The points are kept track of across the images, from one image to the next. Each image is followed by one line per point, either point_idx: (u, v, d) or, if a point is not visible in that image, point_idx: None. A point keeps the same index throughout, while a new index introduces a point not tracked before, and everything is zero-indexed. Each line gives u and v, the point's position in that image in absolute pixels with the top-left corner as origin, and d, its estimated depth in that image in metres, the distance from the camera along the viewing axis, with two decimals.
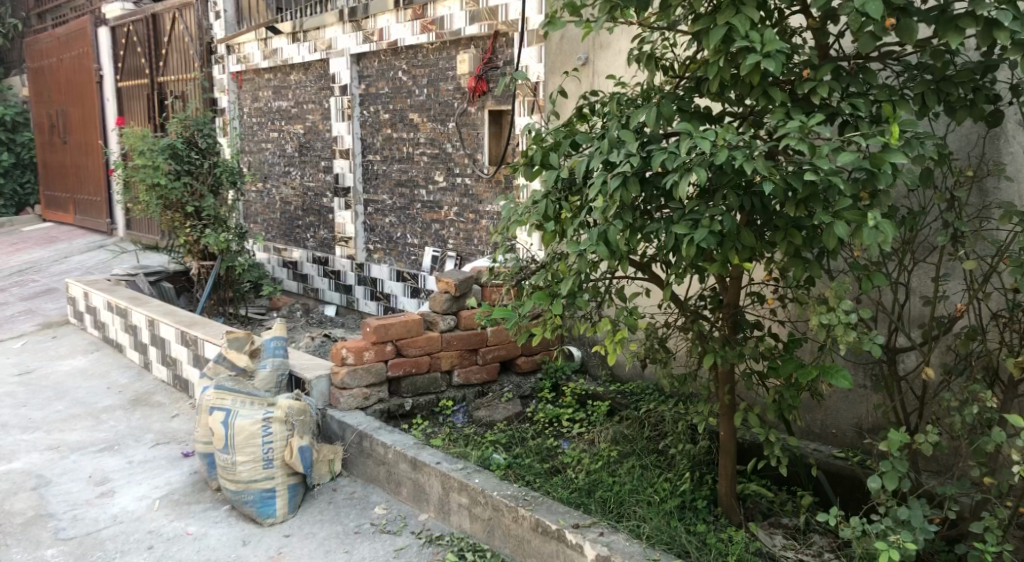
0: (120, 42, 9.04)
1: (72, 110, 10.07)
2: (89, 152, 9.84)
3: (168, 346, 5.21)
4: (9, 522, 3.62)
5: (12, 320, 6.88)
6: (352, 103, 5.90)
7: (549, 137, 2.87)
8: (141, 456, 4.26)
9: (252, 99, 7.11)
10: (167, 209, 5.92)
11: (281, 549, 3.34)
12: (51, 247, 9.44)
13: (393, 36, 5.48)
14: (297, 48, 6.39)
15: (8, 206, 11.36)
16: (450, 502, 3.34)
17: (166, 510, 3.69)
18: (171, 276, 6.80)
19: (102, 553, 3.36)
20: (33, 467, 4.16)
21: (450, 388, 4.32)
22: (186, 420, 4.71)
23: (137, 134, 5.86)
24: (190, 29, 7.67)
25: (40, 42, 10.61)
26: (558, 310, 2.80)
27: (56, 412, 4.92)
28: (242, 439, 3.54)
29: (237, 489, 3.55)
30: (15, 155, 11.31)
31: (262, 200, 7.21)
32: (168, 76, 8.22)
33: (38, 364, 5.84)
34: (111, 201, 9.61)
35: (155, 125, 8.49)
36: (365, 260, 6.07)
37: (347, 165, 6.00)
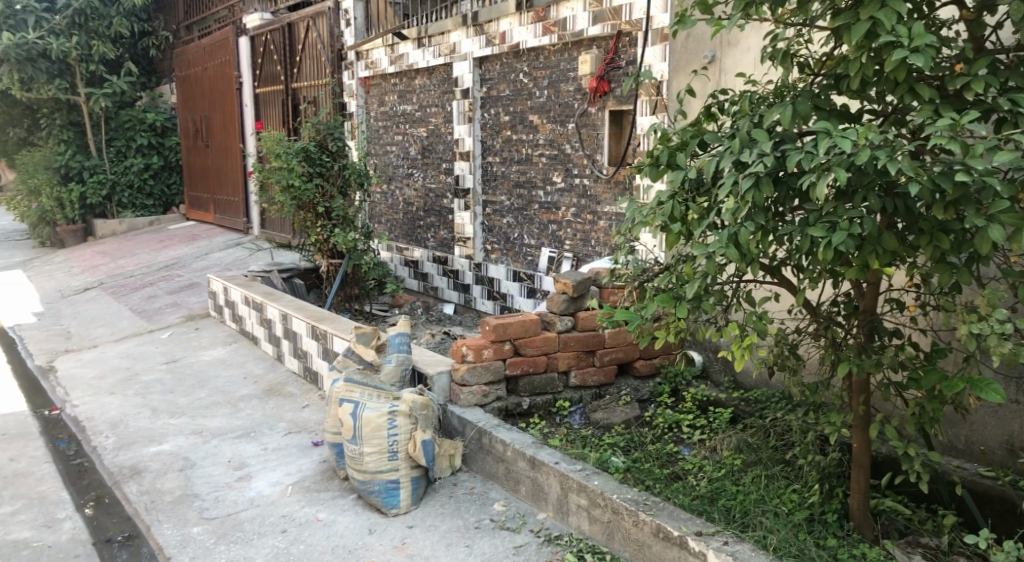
0: (258, 51, 9.52)
1: (215, 115, 10.70)
2: (229, 155, 10.42)
3: (299, 339, 5.45)
4: (160, 500, 3.88)
5: (161, 312, 7.39)
6: (474, 105, 6.00)
7: (675, 136, 2.84)
8: (275, 444, 4.48)
9: (378, 103, 7.34)
10: (300, 209, 6.22)
11: (405, 540, 3.43)
12: (194, 245, 10.05)
13: (516, 38, 5.53)
14: (421, 53, 6.54)
15: (157, 206, 12.28)
16: (570, 503, 3.35)
17: (298, 496, 3.87)
18: (302, 273, 7.13)
19: (241, 534, 3.55)
20: (179, 450, 4.45)
21: (567, 389, 4.33)
22: (316, 411, 4.93)
23: (274, 137, 6.17)
24: (323, 37, 8.00)
25: (189, 52, 11.34)
26: (684, 313, 2.76)
27: (199, 399, 5.25)
28: (369, 431, 3.65)
29: (364, 479, 3.67)
30: (164, 158, 12.27)
31: (386, 201, 7.43)
32: (301, 82, 8.62)
33: (182, 353, 6.24)
34: (247, 202, 10.12)
35: (289, 129, 8.92)
36: (482, 260, 6.16)
37: (467, 166, 6.11)
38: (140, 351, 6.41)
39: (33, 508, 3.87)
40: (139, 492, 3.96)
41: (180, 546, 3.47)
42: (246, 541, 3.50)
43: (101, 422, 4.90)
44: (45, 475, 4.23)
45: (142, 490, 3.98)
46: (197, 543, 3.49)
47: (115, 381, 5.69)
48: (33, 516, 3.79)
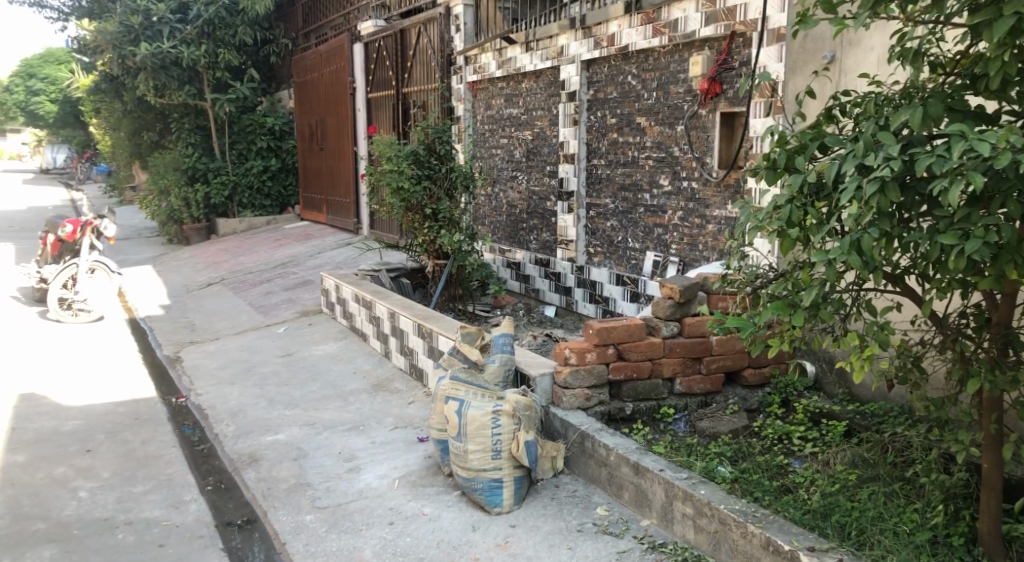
0: (371, 56, 9.81)
1: (330, 119, 11.09)
2: (342, 157, 10.77)
3: (406, 337, 5.58)
4: (276, 487, 4.06)
5: (277, 308, 7.72)
6: (580, 108, 5.98)
7: (793, 139, 2.76)
8: (382, 438, 4.61)
9: (485, 107, 7.41)
10: (408, 210, 6.36)
11: (508, 538, 3.47)
12: (308, 244, 10.43)
13: (625, 41, 5.50)
14: (530, 57, 6.57)
15: (274, 206, 12.82)
16: (675, 511, 3.30)
17: (404, 490, 3.96)
18: (409, 272, 7.29)
19: (350, 523, 3.68)
20: (294, 440, 4.64)
21: (672, 396, 4.27)
22: (421, 407, 5.03)
23: (385, 140, 6.34)
24: (433, 43, 8.16)
25: (306, 59, 11.79)
26: (800, 321, 2.68)
27: (312, 392, 5.46)
28: (472, 429, 3.70)
29: (467, 476, 3.72)
30: (281, 160, 12.78)
31: (490, 203, 7.49)
32: (411, 87, 8.82)
33: (296, 347, 6.50)
34: (358, 203, 10.42)
35: (399, 132, 9.15)
36: (584, 263, 6.15)
37: (572, 169, 6.11)
38: (257, 344, 6.71)
39: (162, 489, 4.11)
40: (257, 479, 4.15)
41: (294, 533, 3.62)
42: (355, 531, 3.62)
43: (222, 411, 5.16)
44: (173, 458, 4.49)
45: (259, 477, 4.17)
46: (310, 530, 3.64)
47: (235, 372, 5.99)
48: (162, 497, 4.02)
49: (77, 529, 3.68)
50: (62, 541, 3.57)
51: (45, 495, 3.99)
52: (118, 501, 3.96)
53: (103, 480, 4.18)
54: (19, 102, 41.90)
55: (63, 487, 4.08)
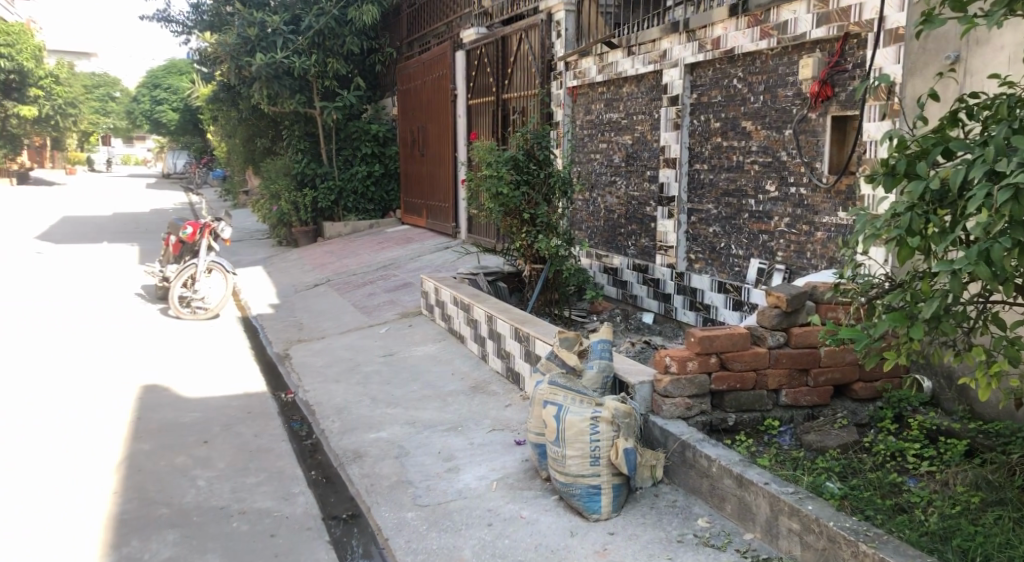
0: (473, 63, 9.93)
1: (431, 126, 11.30)
2: (443, 164, 10.96)
3: (503, 341, 5.62)
4: (378, 483, 4.18)
5: (378, 309, 7.91)
6: (683, 112, 5.89)
7: (914, 144, 2.65)
8: (480, 439, 4.67)
9: (584, 112, 7.37)
10: (507, 215, 6.42)
11: (607, 545, 3.46)
12: (408, 247, 10.64)
13: (731, 44, 5.39)
14: (632, 61, 6.51)
15: (376, 210, 13.14)
16: (780, 526, 3.21)
17: (503, 492, 4.00)
18: (506, 277, 7.33)
19: (450, 522, 3.75)
20: (395, 438, 4.75)
21: (777, 408, 4.16)
22: (518, 410, 5.06)
23: (486, 147, 6.45)
24: (534, 49, 8.20)
25: (410, 67, 12.05)
26: (919, 334, 2.57)
27: (412, 392, 5.57)
28: (571, 434, 3.68)
29: (566, 481, 3.72)
30: (383, 165, 13.10)
31: (588, 209, 7.43)
32: (512, 93, 8.89)
33: (397, 348, 6.65)
34: (457, 207, 10.56)
35: (499, 138, 9.22)
36: (685, 270, 6.04)
37: (673, 174, 6.02)
38: (359, 344, 6.90)
39: (273, 481, 4.28)
40: (361, 475, 4.28)
41: (397, 529, 3.72)
42: (455, 530, 3.69)
43: (328, 408, 5.34)
44: (282, 451, 4.66)
45: (363, 473, 4.31)
46: (411, 528, 3.73)
47: (340, 370, 6.18)
48: (272, 489, 4.18)
49: (196, 516, 3.86)
50: (183, 526, 3.76)
51: (167, 481, 4.22)
52: (233, 490, 4.15)
53: (219, 470, 4.38)
54: (144, 110, 44.45)
55: (183, 475, 4.31)
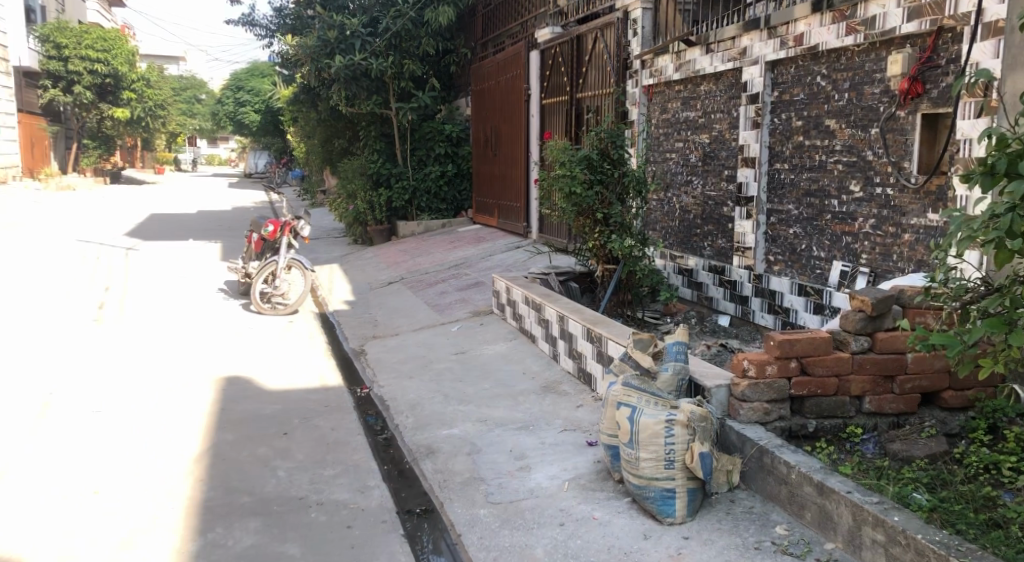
0: (547, 63, 9.92)
1: (504, 126, 11.35)
2: (515, 163, 10.99)
3: (575, 341, 5.59)
4: (451, 480, 4.22)
5: (450, 308, 7.98)
6: (763, 111, 5.76)
7: (1015, 142, 2.53)
8: (552, 439, 4.66)
9: (660, 111, 7.26)
10: (580, 215, 6.39)
11: (681, 550, 3.41)
12: (480, 247, 10.70)
13: (815, 40, 5.24)
14: (710, 58, 6.39)
15: (449, 210, 13.26)
16: (864, 537, 3.11)
17: (574, 492, 3.98)
18: (578, 277, 7.29)
19: (522, 521, 3.76)
20: (468, 435, 4.79)
21: (860, 415, 4.04)
22: (590, 411, 5.03)
23: (560, 146, 6.45)
24: (610, 47, 8.14)
25: (484, 68, 12.12)
26: (1018, 341, 2.47)
27: (484, 390, 5.60)
28: (645, 436, 3.64)
29: (640, 484, 3.69)
30: (456, 165, 13.21)
31: (662, 209, 7.32)
32: (586, 93, 8.84)
33: (469, 346, 6.69)
34: (529, 207, 10.56)
35: (572, 137, 9.19)
36: (763, 272, 5.90)
37: (752, 174, 5.88)
38: (432, 341, 6.98)
39: (350, 473, 4.36)
40: (435, 471, 4.33)
41: (469, 526, 3.76)
42: (527, 528, 3.69)
43: (402, 404, 5.43)
44: (358, 445, 4.74)
45: (436, 468, 4.37)
46: (483, 525, 3.76)
47: (413, 367, 6.27)
48: (349, 481, 4.26)
49: (277, 505, 3.97)
50: (264, 515, 3.86)
51: (248, 471, 4.35)
52: (311, 481, 4.24)
53: (298, 461, 4.49)
54: (228, 112, 45.90)
55: (264, 465, 4.43)
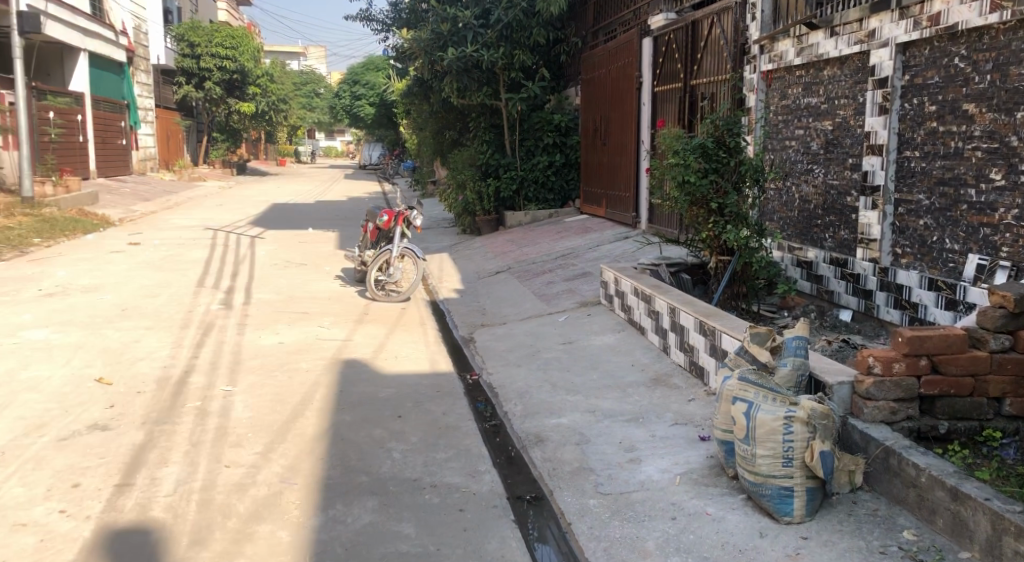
0: (661, 50, 9.75)
1: (614, 115, 11.24)
2: (624, 153, 10.88)
3: (687, 334, 5.49)
4: (560, 469, 4.23)
5: (558, 298, 7.97)
6: (893, 95, 5.48)
7: None
8: (663, 432, 4.59)
9: (779, 97, 7.00)
10: (694, 205, 6.25)
11: (800, 550, 3.30)
12: (588, 237, 10.64)
13: (954, 18, 4.93)
14: (835, 42, 6.12)
15: (556, 200, 13.25)
16: (1004, 546, 2.93)
17: (687, 486, 3.92)
18: (690, 268, 7.14)
19: (633, 513, 3.73)
20: (576, 425, 4.79)
21: (998, 418, 3.82)
22: (702, 406, 4.93)
23: (674, 135, 6.32)
24: (728, 32, 7.93)
25: (594, 56, 12.02)
26: None
27: (593, 380, 5.58)
28: (762, 433, 3.53)
29: (756, 481, 3.58)
30: (565, 155, 13.18)
31: (780, 199, 7.06)
32: (701, 80, 8.63)
33: (577, 336, 6.68)
34: (638, 197, 10.43)
35: (686, 126, 9.00)
36: (890, 265, 5.62)
37: (879, 162, 5.62)
38: (540, 330, 7.00)
39: (461, 457, 4.43)
40: (544, 459, 4.36)
41: (580, 515, 3.76)
42: (638, 521, 3.66)
43: (511, 392, 5.49)
44: (469, 430, 4.82)
45: (545, 457, 4.39)
46: (594, 515, 3.75)
47: (521, 356, 6.31)
48: (460, 465, 4.33)
49: (393, 486, 4.07)
50: (381, 494, 3.98)
51: (365, 451, 4.48)
52: (425, 464, 4.34)
53: (412, 444, 4.60)
54: (345, 106, 47.45)
55: (379, 446, 4.56)
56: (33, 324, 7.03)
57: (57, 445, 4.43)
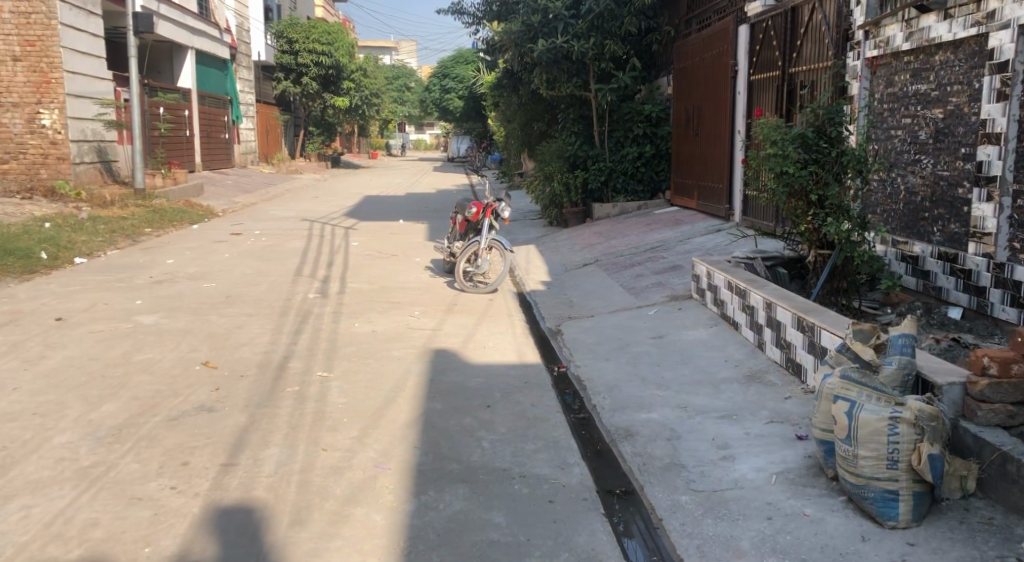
0: (758, 37, 9.49)
1: (707, 104, 11.01)
2: (718, 143, 10.64)
3: (783, 329, 5.34)
4: (651, 464, 4.19)
5: (648, 291, 7.88)
6: (1013, 80, 5.17)
7: None
8: (757, 430, 4.47)
9: (885, 85, 6.70)
10: (792, 196, 6.07)
11: (906, 556, 3.17)
12: (679, 229, 10.47)
13: None
14: (949, 25, 5.81)
15: (646, 192, 13.07)
16: None
17: (783, 486, 3.81)
18: (786, 262, 6.96)
19: (727, 510, 3.66)
20: (667, 420, 4.72)
21: None
22: (799, 404, 4.78)
23: (771, 124, 6.12)
24: (830, 19, 7.67)
25: (687, 45, 11.80)
26: None
27: (684, 376, 5.49)
28: (865, 433, 3.40)
29: (858, 483, 3.46)
30: (656, 146, 12.99)
31: (884, 191, 6.77)
32: (800, 67, 8.36)
33: (667, 330, 6.58)
34: (732, 189, 10.18)
35: (783, 115, 8.74)
36: (1006, 261, 5.32)
37: (996, 151, 5.32)
38: (629, 324, 6.93)
39: (550, 449, 4.42)
40: (634, 454, 4.32)
41: (671, 511, 3.71)
42: (732, 519, 3.59)
43: (600, 385, 5.46)
44: (557, 422, 4.81)
45: (635, 451, 4.35)
46: (685, 511, 3.69)
47: (611, 349, 6.27)
48: (549, 456, 4.33)
49: (483, 474, 4.11)
50: (471, 482, 4.01)
51: (456, 439, 4.53)
52: (514, 454, 4.36)
53: (501, 434, 4.63)
54: (436, 99, 48.17)
55: (469, 435, 4.60)
56: (145, 309, 7.39)
57: (167, 424, 4.65)
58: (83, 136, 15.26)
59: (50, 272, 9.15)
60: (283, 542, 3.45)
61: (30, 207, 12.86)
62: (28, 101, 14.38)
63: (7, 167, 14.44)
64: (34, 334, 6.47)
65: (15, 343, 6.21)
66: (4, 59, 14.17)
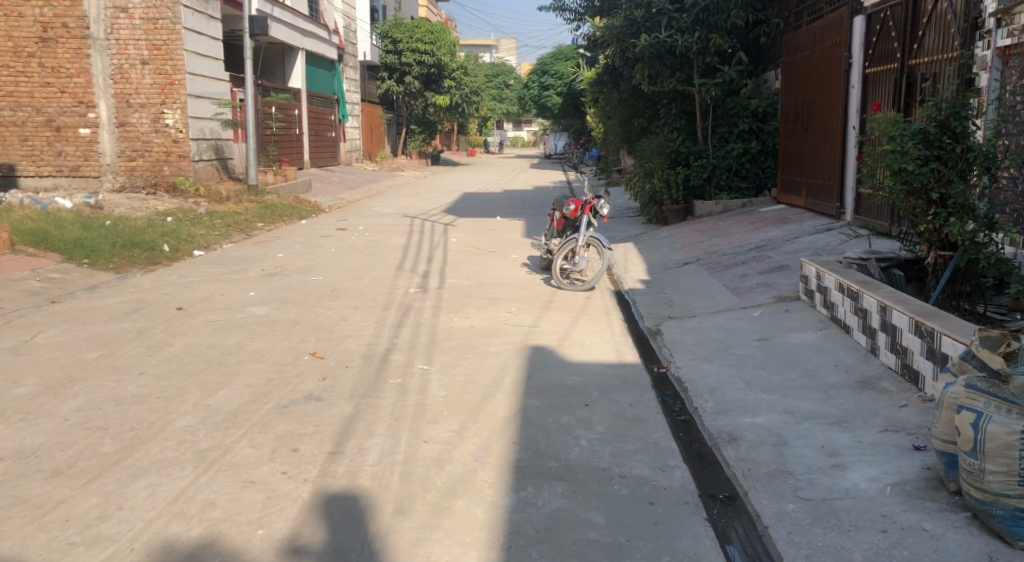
0: (875, 28, 9.07)
1: (818, 99, 10.62)
2: (829, 138, 10.25)
3: (899, 334, 5.09)
4: (756, 470, 4.06)
5: (752, 291, 7.66)
6: None
7: None
8: (870, 439, 4.28)
9: (1019, 75, 6.28)
10: (911, 195, 5.77)
11: None
12: (785, 228, 10.14)
13: None
14: None
15: (751, 189, 12.70)
16: None
17: (900, 499, 3.62)
18: (903, 264, 6.63)
19: (838, 521, 3.51)
20: (772, 425, 4.57)
21: None
22: (916, 413, 4.55)
23: (889, 119, 5.83)
24: (956, 7, 7.25)
25: (798, 38, 11.40)
26: None
27: (790, 379, 5.31)
28: (994, 447, 3.19)
29: (984, 499, 3.26)
30: (762, 142, 12.61)
31: (1016, 189, 6.36)
32: (921, 59, 7.95)
33: (773, 333, 6.37)
34: (844, 186, 9.79)
35: (902, 109, 8.33)
36: None
37: None
38: (732, 325, 6.75)
39: (650, 450, 4.35)
40: (737, 458, 4.21)
41: (777, 519, 3.59)
42: (843, 530, 3.44)
43: (701, 387, 5.33)
44: (657, 423, 4.73)
45: (738, 456, 4.23)
46: (793, 520, 3.56)
47: (713, 350, 6.12)
48: (649, 458, 4.26)
49: (582, 473, 4.08)
50: (570, 480, 3.99)
51: (554, 437, 4.52)
52: (614, 454, 4.31)
53: (600, 433, 4.59)
54: (535, 96, 48.29)
55: (568, 433, 4.58)
56: (257, 300, 7.69)
57: (278, 412, 4.82)
58: (202, 135, 16.02)
59: (171, 264, 9.63)
60: (387, 530, 3.52)
61: (155, 202, 13.59)
62: (155, 102, 15.07)
63: (134, 165, 15.20)
64: (157, 322, 6.82)
65: (141, 330, 6.57)
66: (134, 62, 14.87)
